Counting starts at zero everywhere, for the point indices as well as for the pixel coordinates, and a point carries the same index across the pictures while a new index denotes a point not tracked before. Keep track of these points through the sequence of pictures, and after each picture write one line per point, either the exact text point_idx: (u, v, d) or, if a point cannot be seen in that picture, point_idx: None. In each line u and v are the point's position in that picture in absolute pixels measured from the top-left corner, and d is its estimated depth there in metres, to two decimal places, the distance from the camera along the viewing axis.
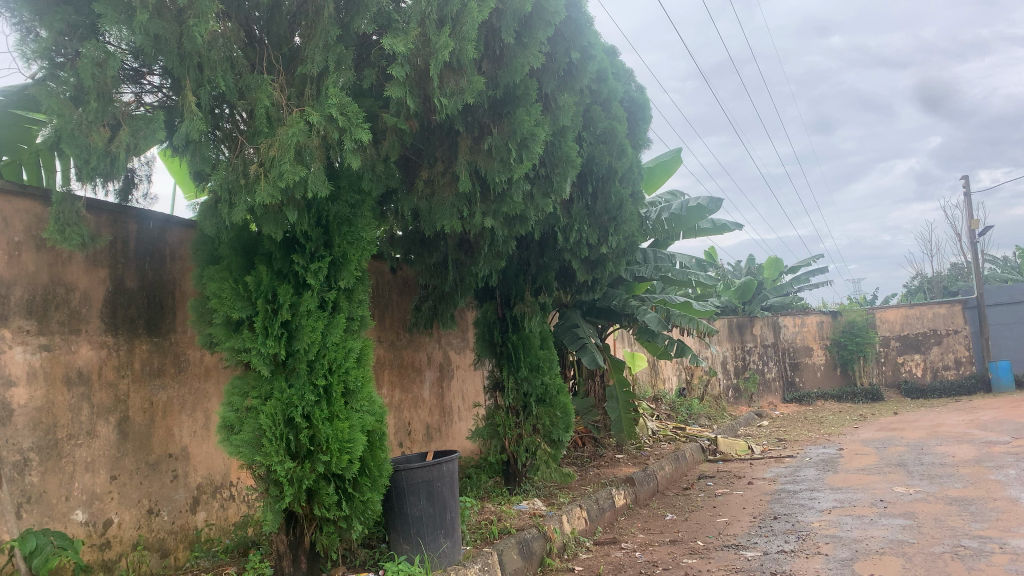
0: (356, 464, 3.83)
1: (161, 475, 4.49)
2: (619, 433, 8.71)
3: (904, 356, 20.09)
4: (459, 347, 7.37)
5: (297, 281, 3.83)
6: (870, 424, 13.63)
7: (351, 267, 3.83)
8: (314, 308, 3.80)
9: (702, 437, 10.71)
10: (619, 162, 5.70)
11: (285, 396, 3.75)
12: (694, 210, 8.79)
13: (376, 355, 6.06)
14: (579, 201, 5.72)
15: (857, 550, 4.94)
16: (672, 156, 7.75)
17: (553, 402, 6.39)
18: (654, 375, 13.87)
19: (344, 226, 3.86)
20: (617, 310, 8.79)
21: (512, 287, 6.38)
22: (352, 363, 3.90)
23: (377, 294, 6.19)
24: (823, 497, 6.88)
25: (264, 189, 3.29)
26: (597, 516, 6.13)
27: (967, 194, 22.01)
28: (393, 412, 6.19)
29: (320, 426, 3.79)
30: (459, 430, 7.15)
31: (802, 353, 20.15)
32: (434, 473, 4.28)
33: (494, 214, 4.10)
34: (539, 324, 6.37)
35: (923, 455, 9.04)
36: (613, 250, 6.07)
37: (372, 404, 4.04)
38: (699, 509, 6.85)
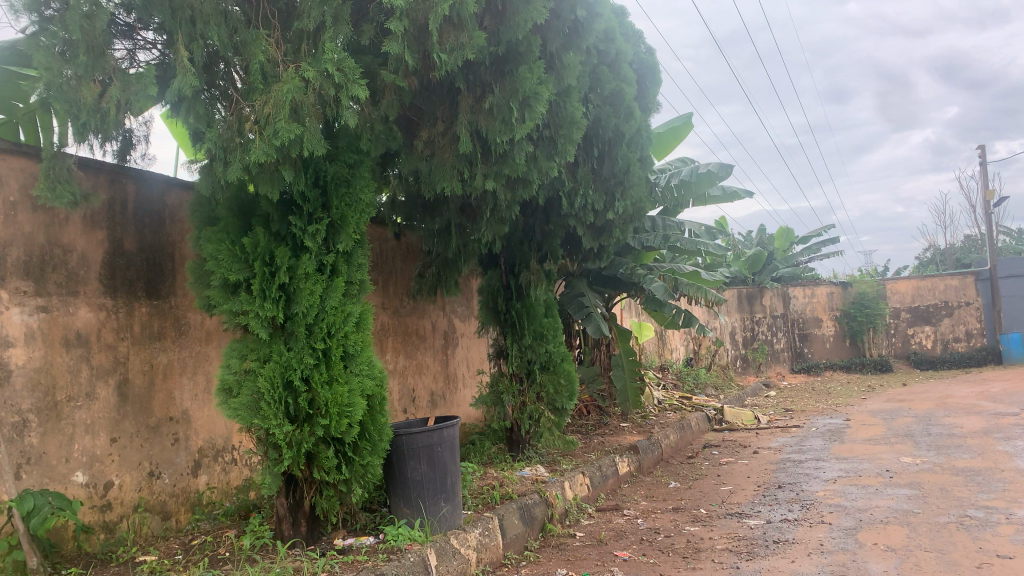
0: (355, 428, 3.80)
1: (161, 438, 4.48)
2: (624, 401, 8.68)
3: (914, 328, 19.95)
4: (464, 314, 7.32)
5: (295, 243, 3.76)
6: (878, 395, 13.56)
7: (350, 228, 3.77)
8: (312, 270, 3.74)
9: (709, 407, 10.68)
10: (626, 125, 5.58)
11: (284, 359, 3.71)
12: (703, 177, 8.65)
13: (379, 320, 6.01)
14: (585, 165, 5.60)
15: (862, 519, 4.91)
16: (682, 121, 7.61)
17: (557, 370, 6.30)
18: (661, 345, 13.81)
19: (343, 187, 3.79)
20: (624, 279, 8.71)
21: (517, 253, 6.31)
22: (351, 326, 3.85)
23: (380, 259, 6.13)
24: (829, 466, 6.84)
25: (259, 147, 3.22)
26: (600, 483, 6.12)
27: (982, 164, 21.68)
28: (397, 378, 6.16)
29: (319, 389, 3.75)
30: (464, 397, 7.13)
31: (812, 324, 20.04)
32: (435, 438, 4.23)
33: (495, 175, 4.03)
34: (545, 291, 6.30)
35: (931, 426, 8.98)
36: (619, 215, 5.99)
37: (372, 369, 4.00)
38: (703, 477, 6.83)
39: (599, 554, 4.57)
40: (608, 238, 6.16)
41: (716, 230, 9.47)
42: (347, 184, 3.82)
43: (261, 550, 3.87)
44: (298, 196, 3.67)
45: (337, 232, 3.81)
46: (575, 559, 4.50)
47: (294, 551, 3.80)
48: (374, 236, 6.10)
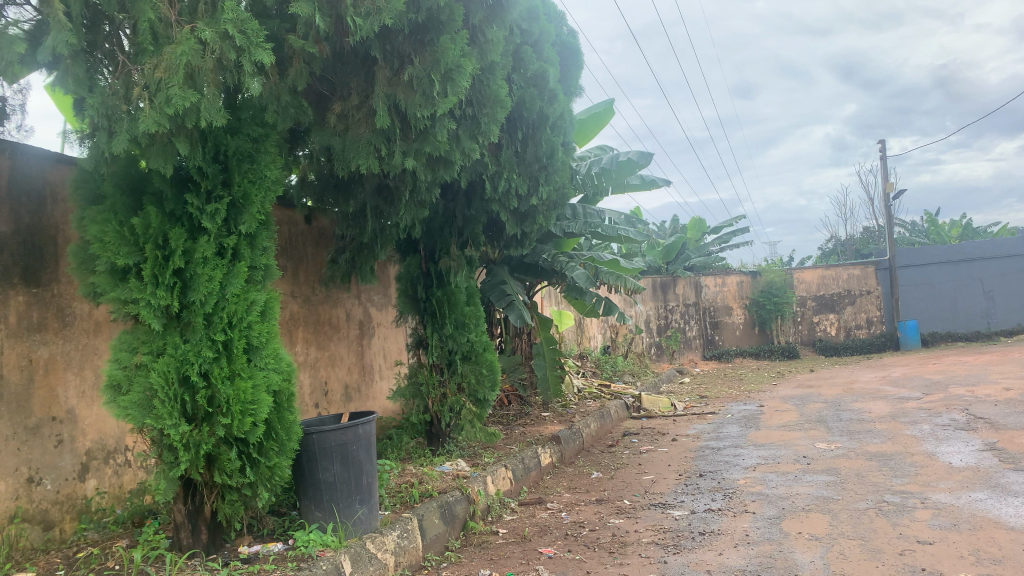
0: (261, 426, 3.51)
1: (42, 440, 4.04)
2: (545, 391, 8.56)
3: (819, 315, 20.65)
4: (381, 304, 7.01)
5: (191, 225, 3.42)
6: (788, 381, 13.93)
7: (254, 209, 3.46)
8: (211, 255, 3.41)
9: (627, 394, 10.68)
10: (550, 107, 5.41)
11: (179, 353, 3.37)
12: (624, 165, 8.55)
13: (288, 310, 5.66)
14: (508, 148, 5.38)
15: (784, 507, 4.89)
16: (604, 108, 7.46)
17: (479, 360, 6.12)
18: (579, 333, 13.79)
19: (245, 163, 3.47)
20: (544, 267, 8.56)
21: (436, 240, 6.05)
22: (255, 316, 3.55)
23: (289, 246, 5.77)
24: (747, 453, 6.87)
25: (148, 116, 2.87)
26: (522, 475, 5.95)
27: (882, 159, 22.60)
28: (309, 371, 5.83)
29: (220, 385, 3.43)
30: (380, 389, 6.84)
31: (723, 312, 20.51)
32: (349, 436, 3.95)
33: (414, 154, 3.79)
34: (466, 278, 6.07)
35: (841, 411, 9.20)
36: (543, 202, 5.80)
37: (278, 362, 3.71)
38: (625, 466, 6.75)
39: (523, 551, 4.39)
40: (531, 225, 5.95)
41: (636, 219, 9.40)
42: (250, 161, 3.50)
43: (155, 563, 3.51)
44: (195, 172, 3.33)
45: (238, 213, 3.49)
46: (499, 557, 4.31)
47: (193, 562, 3.47)
48: (283, 220, 5.74)
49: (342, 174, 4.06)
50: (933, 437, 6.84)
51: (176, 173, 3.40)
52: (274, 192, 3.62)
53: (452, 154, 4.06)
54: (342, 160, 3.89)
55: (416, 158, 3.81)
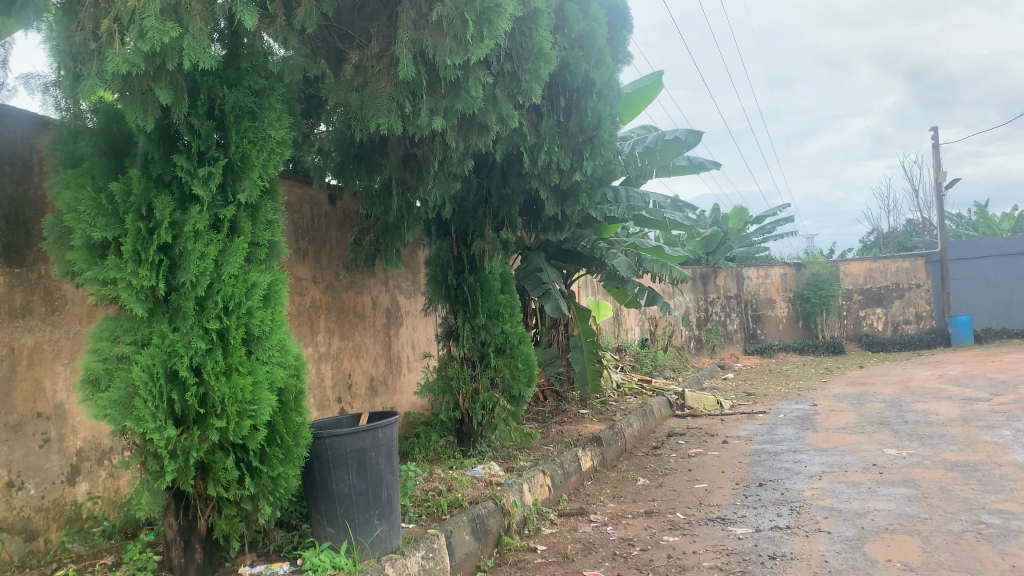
0: (263, 431, 2.98)
1: (25, 440, 3.53)
2: (584, 387, 8.01)
3: (866, 310, 19.75)
4: (410, 292, 6.48)
5: (182, 192, 2.90)
6: (838, 378, 13.16)
7: (255, 175, 2.91)
8: (204, 228, 2.88)
9: (669, 391, 10.06)
10: (597, 72, 4.82)
11: (167, 344, 2.85)
12: (670, 143, 7.78)
13: (309, 296, 5.15)
14: (550, 116, 4.80)
15: (864, 527, 4.27)
16: (652, 81, 6.83)
17: (514, 354, 5.55)
18: (617, 326, 13.17)
19: (245, 120, 2.93)
20: (584, 254, 7.98)
21: (469, 222, 5.51)
22: (256, 301, 2.99)
23: (311, 227, 5.26)
24: (808, 460, 6.23)
25: (118, 52, 2.35)
26: (561, 482, 5.39)
27: (935, 146, 21.54)
28: (330, 363, 5.31)
29: (215, 382, 2.90)
30: (408, 384, 6.32)
31: (765, 305, 19.69)
32: (367, 441, 3.41)
33: (443, 112, 3.23)
34: (501, 264, 5.52)
35: (905, 412, 8.48)
36: (587, 177, 5.18)
37: (285, 356, 3.15)
38: (674, 472, 6.16)
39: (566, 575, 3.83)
40: (573, 205, 5.36)
41: (683, 203, 8.67)
42: (251, 117, 2.97)
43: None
44: (184, 128, 2.80)
45: (238, 178, 2.96)
46: None
47: None
48: (303, 198, 5.24)
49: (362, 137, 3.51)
50: (1018, 445, 6.14)
51: (165, 131, 2.88)
52: (281, 155, 3.08)
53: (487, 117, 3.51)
54: (362, 120, 3.35)
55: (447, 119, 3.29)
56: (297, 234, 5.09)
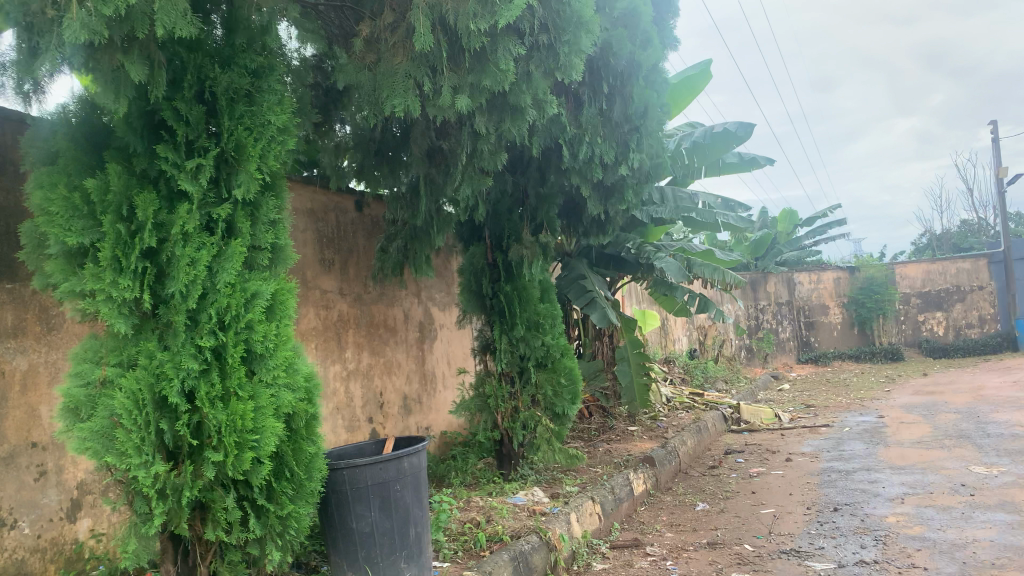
0: (268, 464, 2.56)
1: (18, 474, 3.05)
2: (631, 402, 7.48)
3: (925, 314, 18.79)
4: (444, 303, 6.07)
5: (170, 189, 2.50)
6: (902, 387, 12.38)
7: (251, 166, 2.51)
8: (195, 230, 2.48)
9: (723, 404, 9.47)
10: (643, 54, 4.38)
11: (154, 365, 2.45)
12: (720, 137, 7.27)
13: (335, 309, 4.75)
14: (591, 105, 4.34)
15: (965, 562, 3.70)
16: (701, 69, 6.38)
17: (557, 368, 5.06)
18: (663, 336, 12.56)
19: (240, 104, 2.53)
20: (630, 259, 7.46)
21: (504, 224, 5.09)
22: (258, 314, 2.57)
23: (337, 236, 4.87)
24: (886, 480, 5.62)
25: (75, 14, 1.96)
26: (613, 509, 4.89)
27: (994, 141, 20.51)
28: (360, 382, 4.90)
29: (211, 408, 2.49)
30: (444, 401, 5.88)
31: (818, 312, 18.84)
32: (391, 472, 2.98)
33: (469, 90, 2.80)
34: (541, 270, 5.08)
35: (985, 424, 7.78)
36: (633, 172, 4.72)
37: (293, 377, 2.72)
38: (736, 494, 5.62)
39: None
40: (618, 203, 4.88)
41: (734, 203, 8.14)
42: (248, 101, 2.57)
43: None
44: (169, 114, 2.42)
45: (232, 171, 2.55)
46: None
47: None
48: (328, 205, 4.84)
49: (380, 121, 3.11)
50: None
51: (150, 120, 2.49)
52: (284, 145, 2.67)
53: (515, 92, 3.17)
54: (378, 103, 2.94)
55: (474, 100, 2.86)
56: (321, 243, 4.71)
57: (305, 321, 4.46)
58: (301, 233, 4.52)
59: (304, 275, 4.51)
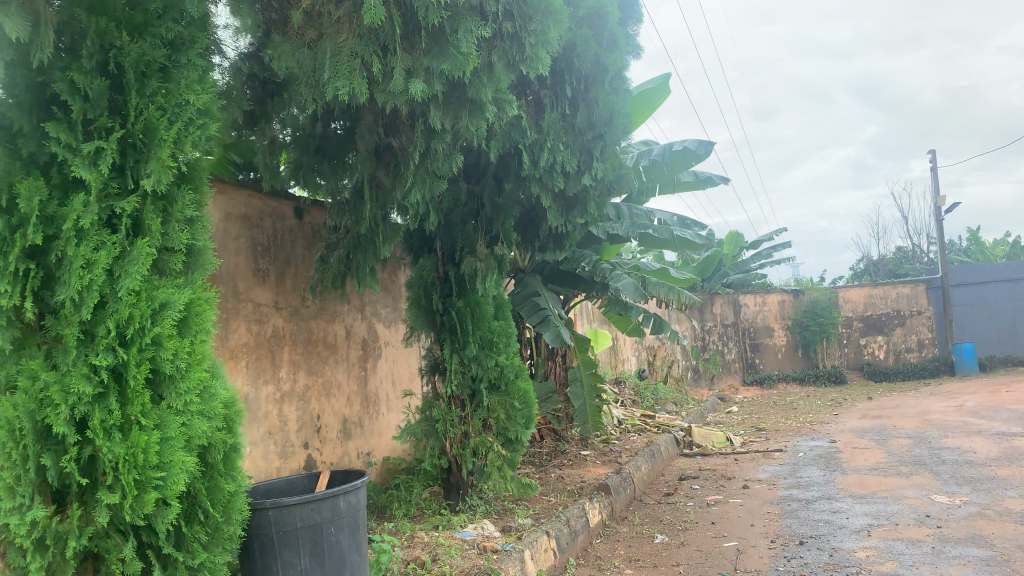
0: (176, 507, 2.15)
1: None
2: (584, 425, 7.15)
3: (867, 337, 18.71)
4: (389, 319, 5.67)
5: (63, 176, 2.09)
6: (850, 410, 12.34)
7: (164, 153, 2.12)
8: (92, 227, 2.07)
9: (675, 427, 9.24)
10: (609, 55, 4.17)
11: (36, 388, 2.02)
12: (679, 156, 6.88)
13: (270, 324, 4.33)
14: (554, 108, 4.07)
15: None
16: (659, 85, 6.10)
17: (511, 391, 4.74)
18: (613, 356, 12.29)
19: (151, 80, 2.15)
20: (584, 276, 7.19)
21: (457, 235, 4.75)
22: (167, 328, 2.17)
23: (274, 245, 4.45)
24: (848, 509, 5.40)
25: None
26: (568, 543, 4.55)
27: (933, 170, 20.98)
28: (295, 404, 4.47)
29: (106, 440, 2.07)
30: (387, 425, 5.47)
31: (763, 334, 18.79)
32: (325, 514, 2.61)
33: (424, 74, 2.54)
34: (495, 286, 4.74)
35: (938, 450, 7.68)
36: (596, 182, 4.46)
37: (209, 403, 2.32)
38: (695, 525, 5.33)
39: None
40: (579, 216, 4.59)
41: (688, 220, 7.96)
42: (161, 77, 2.19)
43: None
44: (63, 87, 2.02)
45: (141, 158, 2.16)
46: None
47: None
48: (265, 211, 4.42)
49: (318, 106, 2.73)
50: None
51: (41, 96, 2.09)
52: (204, 131, 2.29)
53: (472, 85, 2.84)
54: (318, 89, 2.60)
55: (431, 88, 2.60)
56: (256, 252, 4.29)
57: (235, 338, 4.03)
58: (232, 240, 4.10)
59: (234, 285, 4.08)
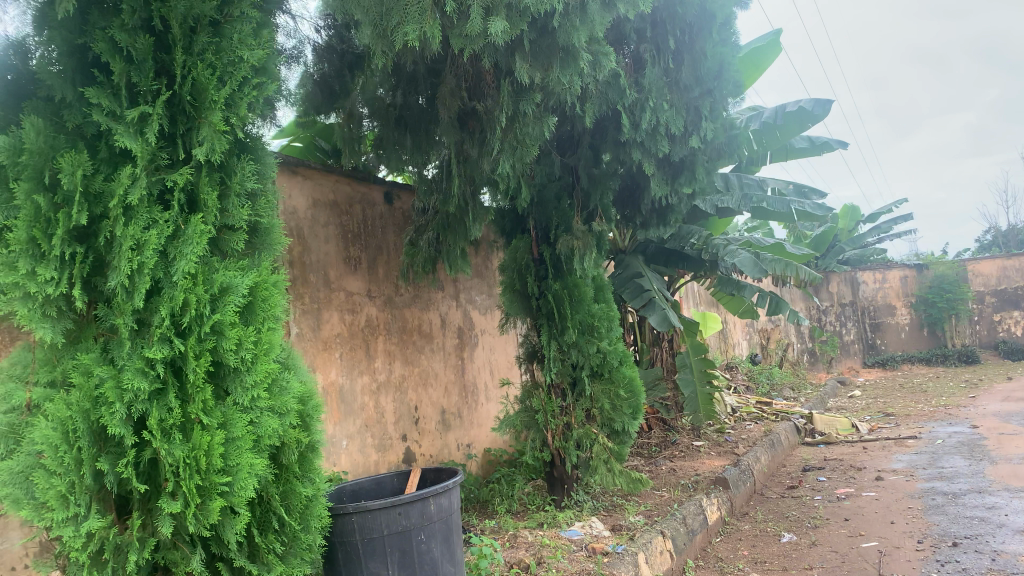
0: (246, 515, 1.92)
1: None
2: (695, 414, 6.69)
3: (1000, 313, 16.21)
4: (485, 306, 5.41)
5: (111, 147, 1.88)
6: (990, 393, 11.22)
7: (215, 116, 1.91)
8: (141, 203, 1.85)
9: (794, 414, 8.61)
10: (717, 1, 3.76)
11: (91, 386, 1.81)
12: (793, 117, 6.29)
13: (364, 313, 4.11)
14: (654, 65, 3.70)
15: None
16: (770, 42, 5.56)
17: (614, 378, 4.34)
18: (723, 341, 11.67)
19: (199, 36, 1.94)
20: (692, 254, 6.71)
21: (552, 213, 4.41)
22: (230, 315, 1.93)
23: (364, 231, 4.23)
24: (1006, 505, 4.73)
25: None
26: (685, 544, 4.15)
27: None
28: (391, 396, 4.24)
29: (165, 442, 1.85)
30: (487, 416, 5.20)
31: (885, 314, 17.36)
32: (413, 520, 2.45)
33: (506, 12, 2.47)
34: (594, 266, 4.38)
35: None
36: (704, 145, 4.06)
37: (279, 398, 2.10)
38: (826, 522, 4.82)
39: None
40: (687, 184, 4.18)
41: (806, 189, 7.34)
42: (210, 33, 1.98)
43: None
44: (103, 46, 1.81)
45: (191, 125, 1.96)
46: None
47: None
48: (354, 197, 4.18)
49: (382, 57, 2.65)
50: None
51: (83, 61, 1.89)
52: (260, 92, 2.08)
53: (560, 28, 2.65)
54: (388, 41, 2.60)
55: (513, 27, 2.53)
56: (346, 239, 4.07)
57: (328, 327, 3.84)
58: (322, 227, 3.90)
59: (326, 273, 3.88)
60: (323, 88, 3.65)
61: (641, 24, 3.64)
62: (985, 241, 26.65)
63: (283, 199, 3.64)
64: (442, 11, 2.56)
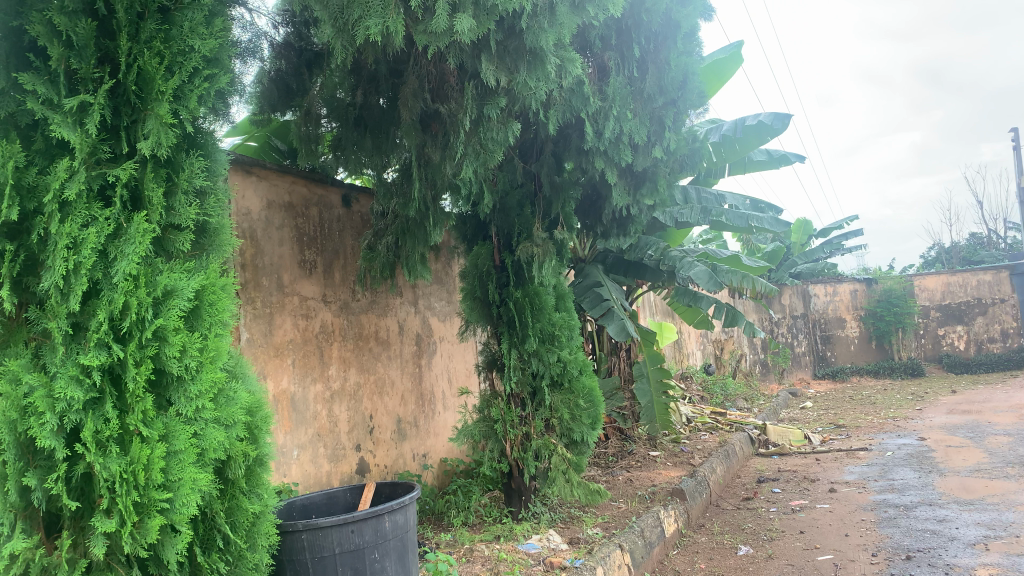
0: (187, 534, 1.80)
1: None
2: (651, 424, 6.65)
3: (945, 327, 16.48)
4: (444, 313, 5.30)
5: (45, 135, 1.75)
6: (937, 406, 11.40)
7: (161, 108, 1.80)
8: (79, 199, 1.73)
9: (748, 425, 8.66)
10: (681, 11, 3.73)
11: (19, 395, 1.66)
12: (752, 132, 6.26)
13: (318, 319, 3.99)
14: (619, 73, 3.66)
15: None
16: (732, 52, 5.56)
17: (575, 388, 4.30)
18: (677, 351, 11.72)
19: (147, 22, 1.83)
20: (651, 266, 6.72)
21: (513, 220, 4.33)
22: (175, 320, 1.81)
23: (320, 235, 4.10)
24: (956, 518, 4.78)
25: None
26: (643, 557, 4.10)
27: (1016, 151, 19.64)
28: (345, 402, 4.10)
29: (100, 455, 1.72)
30: (444, 425, 5.10)
31: (835, 325, 17.43)
32: (367, 537, 2.48)
33: (473, 9, 2.42)
34: (554, 273, 4.32)
35: None
36: (666, 155, 4.05)
37: (225, 409, 1.98)
38: (782, 534, 4.82)
39: None
40: (649, 193, 4.16)
41: (762, 203, 7.39)
42: (159, 20, 1.88)
43: None
44: (41, 29, 1.69)
45: (136, 117, 1.85)
46: None
47: None
48: (310, 198, 4.06)
49: (342, 55, 2.53)
50: None
51: (19, 44, 1.76)
52: (211, 84, 1.98)
53: (529, 25, 2.61)
54: (349, 37, 2.48)
55: (479, 25, 2.48)
56: (301, 242, 3.94)
57: (280, 333, 3.70)
58: (276, 228, 3.77)
59: (280, 277, 3.75)
60: (279, 86, 3.59)
61: (607, 32, 3.57)
62: (930, 257, 26.95)
63: (234, 199, 3.50)
64: (407, 6, 2.49)
